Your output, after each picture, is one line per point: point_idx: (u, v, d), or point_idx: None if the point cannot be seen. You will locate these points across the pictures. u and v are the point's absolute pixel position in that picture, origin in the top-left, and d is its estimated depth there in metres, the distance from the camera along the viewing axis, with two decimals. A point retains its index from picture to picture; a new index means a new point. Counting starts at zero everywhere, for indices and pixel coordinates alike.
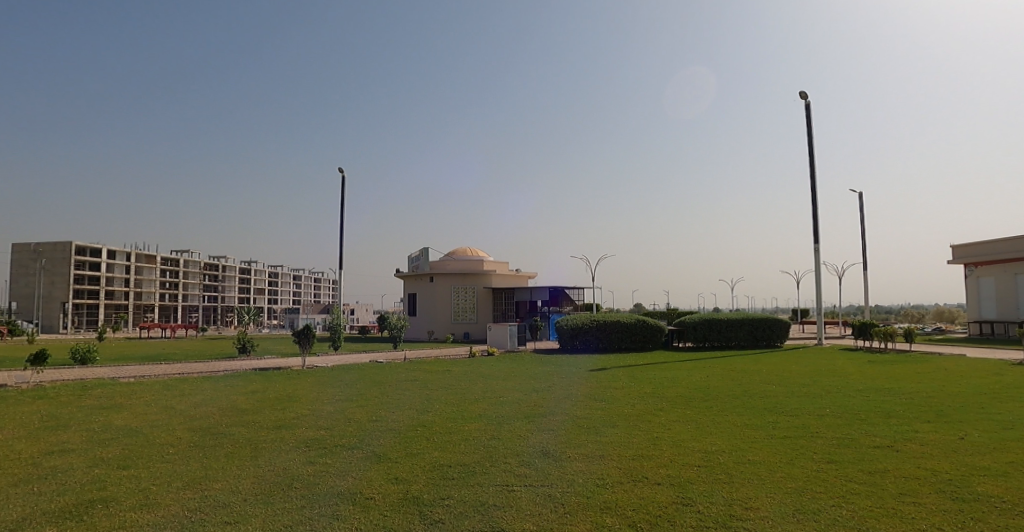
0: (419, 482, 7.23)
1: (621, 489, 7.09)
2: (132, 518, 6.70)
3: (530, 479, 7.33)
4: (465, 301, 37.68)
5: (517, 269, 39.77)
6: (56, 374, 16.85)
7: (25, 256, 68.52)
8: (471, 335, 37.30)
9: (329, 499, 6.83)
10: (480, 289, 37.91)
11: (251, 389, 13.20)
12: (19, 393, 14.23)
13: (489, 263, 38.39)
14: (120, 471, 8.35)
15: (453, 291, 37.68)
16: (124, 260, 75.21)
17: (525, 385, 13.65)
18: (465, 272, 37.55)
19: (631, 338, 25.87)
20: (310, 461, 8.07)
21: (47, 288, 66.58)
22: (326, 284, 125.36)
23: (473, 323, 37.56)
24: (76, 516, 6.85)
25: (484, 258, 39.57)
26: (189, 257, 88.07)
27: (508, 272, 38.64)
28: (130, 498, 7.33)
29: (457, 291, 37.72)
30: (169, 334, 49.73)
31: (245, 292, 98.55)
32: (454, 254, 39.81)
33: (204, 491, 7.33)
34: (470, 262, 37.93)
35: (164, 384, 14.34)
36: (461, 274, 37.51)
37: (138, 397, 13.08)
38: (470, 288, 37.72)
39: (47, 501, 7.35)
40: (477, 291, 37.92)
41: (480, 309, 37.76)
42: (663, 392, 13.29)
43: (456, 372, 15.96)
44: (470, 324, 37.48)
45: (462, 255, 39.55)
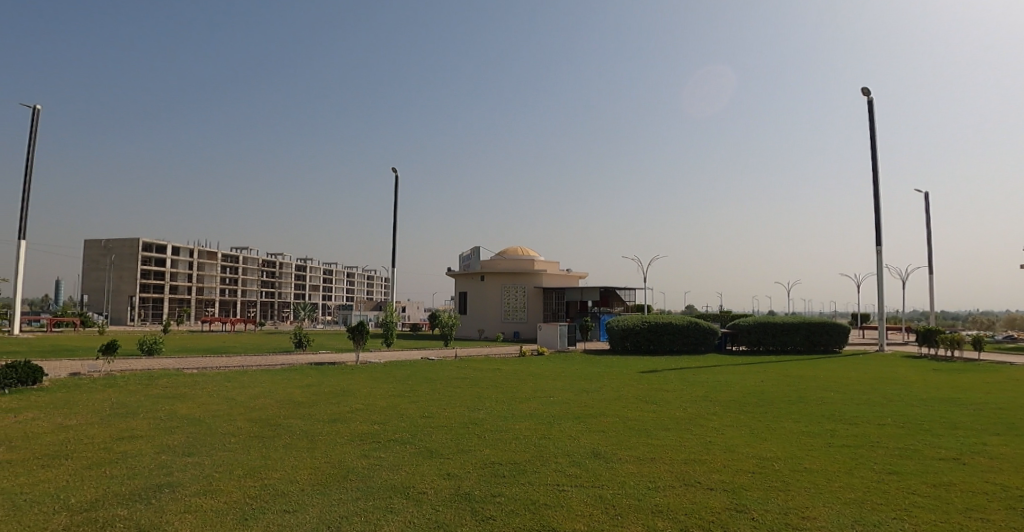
0: (471, 479, 7.29)
1: (673, 492, 6.99)
2: (196, 503, 6.99)
3: (581, 480, 7.30)
4: (516, 300, 37.77)
5: (568, 269, 39.54)
6: (125, 364, 17.70)
7: (95, 252, 72.15)
8: (522, 334, 37.35)
9: (383, 491, 6.96)
10: (531, 288, 37.85)
11: (306, 383, 13.54)
12: (92, 381, 14.98)
13: (540, 263, 38.29)
14: (185, 458, 8.73)
15: (504, 290, 37.87)
16: (188, 257, 78.41)
17: (574, 385, 13.55)
18: (515, 271, 37.65)
19: (682, 340, 25.50)
20: (364, 454, 8.23)
21: (116, 282, 70.30)
22: (379, 282, 127.92)
23: (524, 322, 37.61)
24: (145, 499, 7.21)
25: (535, 257, 39.53)
26: (247, 254, 90.76)
27: (559, 271, 38.54)
28: (195, 483, 7.65)
29: (508, 290, 37.88)
30: (230, 329, 51.67)
31: (301, 287, 101.36)
32: (505, 253, 39.87)
33: (263, 480, 7.60)
34: (521, 261, 37.98)
35: (225, 376, 14.87)
36: (512, 273, 37.61)
37: (201, 387, 13.63)
38: (521, 287, 37.80)
39: (118, 483, 7.76)
40: (528, 290, 37.88)
41: (532, 309, 37.77)
42: (717, 397, 13.01)
43: (507, 370, 16.03)
44: (521, 323, 37.48)
45: (513, 254, 39.62)
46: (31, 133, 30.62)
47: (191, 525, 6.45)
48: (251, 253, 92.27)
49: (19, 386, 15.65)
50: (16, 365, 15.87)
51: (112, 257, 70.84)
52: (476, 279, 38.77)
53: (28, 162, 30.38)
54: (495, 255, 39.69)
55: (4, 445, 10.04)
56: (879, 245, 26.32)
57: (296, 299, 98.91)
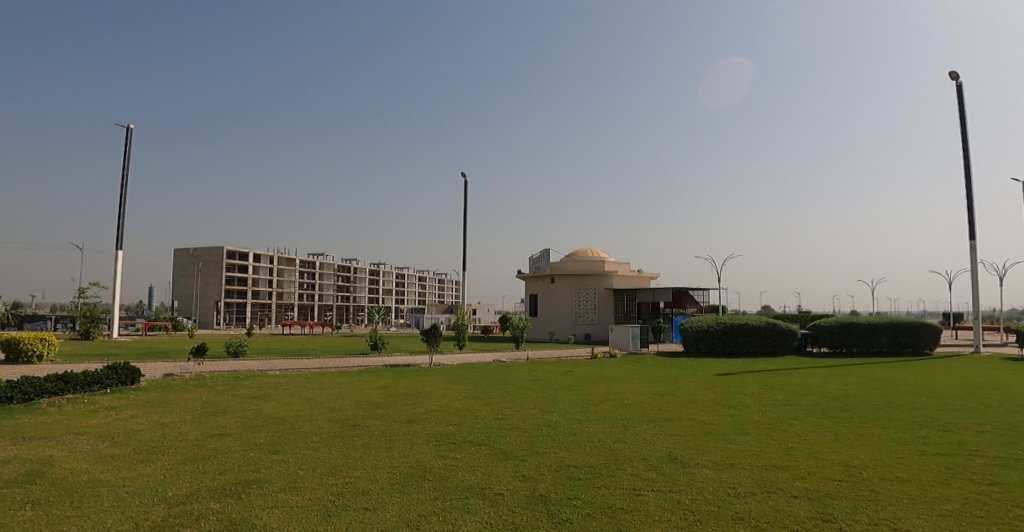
0: (547, 481, 7.29)
1: (754, 499, 6.77)
2: (283, 498, 7.30)
3: (658, 484, 7.18)
4: (586, 302, 37.60)
5: (639, 270, 39.01)
6: (214, 365, 18.68)
7: (184, 260, 76.55)
8: (593, 336, 37.12)
9: (461, 492, 7.05)
10: (602, 289, 37.58)
11: (382, 384, 13.90)
12: (185, 381, 15.90)
13: (611, 264, 37.91)
14: (271, 455, 9.13)
15: (574, 292, 37.78)
16: (269, 263, 82.07)
17: (647, 388, 13.35)
18: (585, 273, 37.46)
19: (760, 342, 24.66)
20: (441, 455, 8.36)
21: (203, 288, 74.41)
22: (450, 286, 129.95)
23: (595, 324, 37.38)
24: (235, 494, 7.58)
25: (606, 258, 39.16)
26: (323, 259, 94.05)
27: (630, 272, 38.06)
28: (282, 479, 7.98)
29: (578, 292, 37.76)
30: (310, 332, 53.70)
31: (375, 291, 104.25)
32: (575, 254, 39.72)
33: (345, 478, 7.85)
34: (591, 263, 37.75)
35: (306, 376, 15.47)
36: (582, 275, 37.46)
37: (284, 387, 14.22)
38: (591, 288, 37.61)
39: (211, 478, 8.19)
40: (599, 292, 37.61)
41: (602, 310, 37.50)
42: (798, 400, 12.51)
43: (579, 372, 15.95)
44: (591, 325, 37.28)
45: (583, 255, 39.39)
46: (126, 150, 32.85)
47: (278, 519, 6.73)
48: (328, 259, 95.63)
49: (119, 385, 16.79)
50: (117, 366, 17.04)
51: (199, 264, 74.95)
52: (546, 281, 38.80)
53: (124, 175, 32.62)
54: (565, 257, 39.61)
55: (108, 441, 10.78)
56: (974, 239, 24.62)
57: (370, 303, 101.75)
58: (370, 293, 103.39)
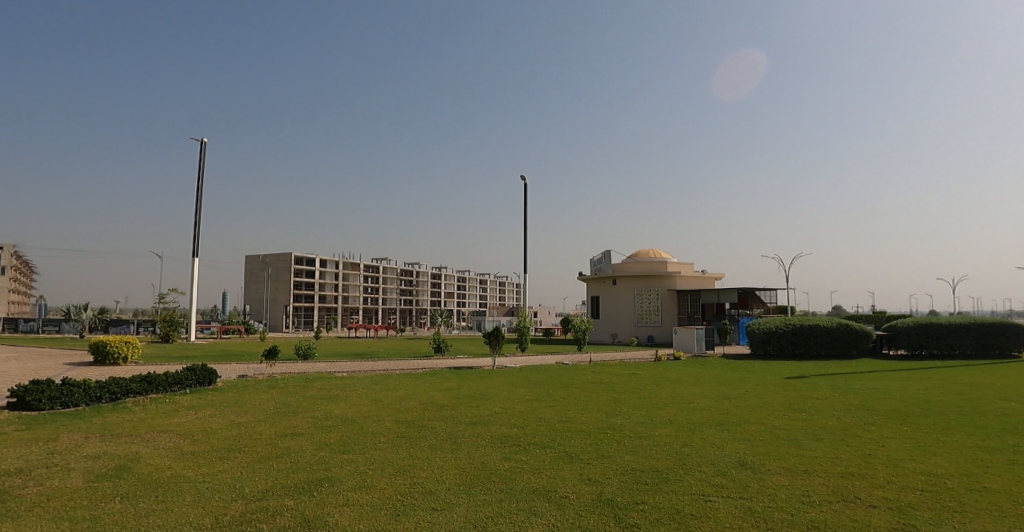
0: (613, 485, 7.23)
1: (830, 508, 6.53)
2: (354, 497, 7.51)
3: (728, 490, 7.01)
4: (649, 303, 37.11)
5: (703, 270, 38.22)
6: (285, 367, 19.40)
7: (255, 266, 79.78)
8: (656, 338, 36.60)
9: (527, 494, 7.08)
10: (665, 291, 37.00)
11: (446, 386, 14.12)
12: (258, 382, 16.58)
13: (673, 265, 37.26)
14: (341, 454, 9.41)
15: (636, 294, 37.35)
16: (334, 268, 84.55)
17: (714, 391, 13.06)
18: (647, 274, 36.99)
19: (831, 344, 23.75)
20: (506, 456, 8.42)
21: (273, 293, 77.31)
22: (511, 289, 130.44)
23: (658, 326, 36.84)
24: (308, 492, 7.84)
25: (669, 258, 38.54)
26: (386, 264, 96.15)
27: (694, 273, 37.33)
28: (352, 479, 8.21)
29: (641, 293, 37.32)
30: (375, 335, 55.02)
31: (436, 295, 105.79)
32: (636, 255, 39.27)
33: (413, 478, 8.00)
34: (653, 264, 37.25)
35: (373, 378, 15.87)
36: (644, 276, 37.00)
37: (352, 389, 14.62)
38: (654, 290, 37.09)
39: (286, 476, 8.51)
40: (662, 292, 37.06)
41: (666, 312, 36.92)
42: (876, 405, 11.97)
43: (643, 375, 15.76)
44: (654, 326, 36.77)
45: (645, 256, 38.88)
46: (201, 162, 34.51)
47: (349, 517, 6.93)
48: (391, 264, 97.72)
49: (198, 386, 17.66)
50: (195, 368, 17.91)
51: (269, 270, 77.90)
52: (608, 282, 38.53)
53: (199, 186, 34.28)
54: (627, 258, 39.21)
55: (189, 438, 11.35)
56: None
57: (432, 306, 103.31)
58: (432, 297, 104.99)
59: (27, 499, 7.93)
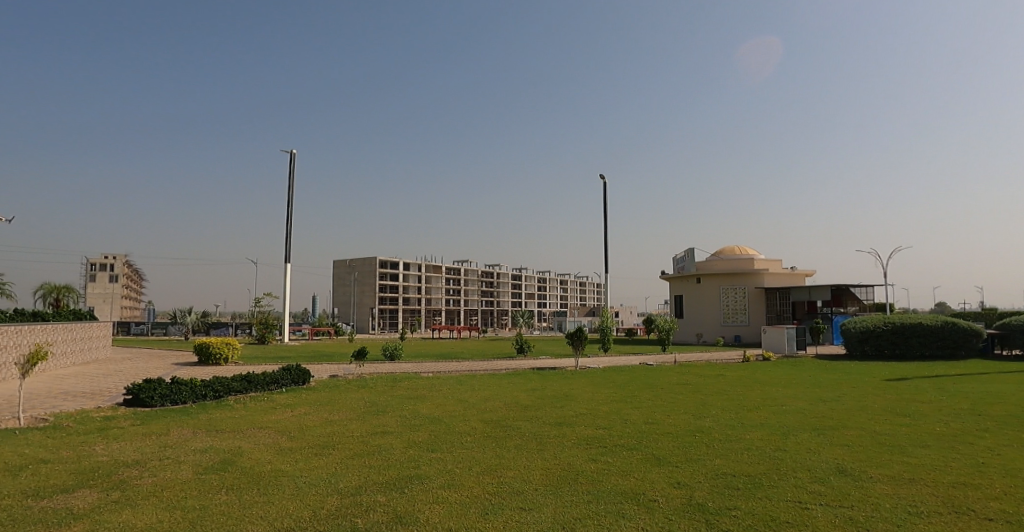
0: (704, 489, 7.11)
1: (940, 520, 6.16)
2: (443, 495, 7.72)
3: (827, 498, 6.74)
4: (735, 302, 36.00)
5: (793, 267, 36.69)
6: (373, 367, 20.12)
7: (342, 271, 83.14)
8: (743, 338, 35.46)
9: (615, 496, 7.07)
10: (752, 289, 35.79)
11: (530, 386, 14.24)
12: (349, 382, 17.29)
13: (761, 262, 35.97)
14: (430, 453, 9.69)
15: (722, 292, 36.33)
16: (417, 271, 86.82)
17: (808, 394, 12.53)
18: (733, 272, 35.92)
19: (936, 343, 22.26)
20: (592, 458, 8.43)
21: (360, 296, 80.26)
22: (592, 289, 129.53)
23: (746, 325, 35.70)
24: (400, 488, 8.12)
25: (755, 255, 37.28)
26: (467, 266, 97.79)
27: (783, 270, 35.91)
28: (440, 477, 8.44)
29: (726, 292, 36.27)
30: (459, 336, 56.10)
31: (517, 296, 106.58)
32: (721, 253, 38.22)
33: (499, 478, 8.13)
34: (739, 261, 36.13)
35: (458, 378, 16.22)
36: (730, 274, 35.95)
37: (438, 389, 14.99)
38: (740, 288, 35.96)
39: (377, 473, 8.84)
40: (749, 291, 35.88)
41: (753, 311, 35.72)
42: (989, 410, 11.13)
43: (731, 376, 15.33)
44: (742, 326, 35.66)
45: (731, 253, 37.77)
46: (291, 172, 36.30)
47: (439, 514, 7.14)
48: (472, 266, 99.29)
49: (293, 385, 18.59)
50: (290, 368, 18.88)
51: (356, 274, 80.93)
52: (692, 280, 37.69)
53: (290, 195, 36.08)
54: (711, 256, 38.23)
55: (286, 435, 11.99)
56: None
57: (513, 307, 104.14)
58: (513, 298, 105.83)
59: (144, 488, 8.62)
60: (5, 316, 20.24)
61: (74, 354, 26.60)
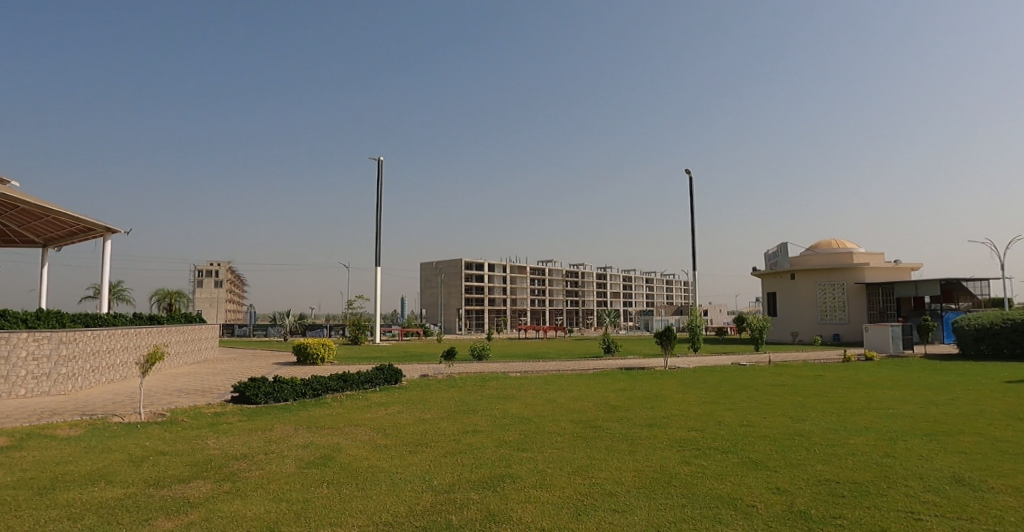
0: (805, 496, 6.89)
1: None
2: (535, 494, 7.86)
3: (942, 509, 6.38)
4: (833, 299, 34.33)
5: (897, 260, 34.57)
6: (462, 367, 20.59)
7: (429, 273, 85.38)
8: (843, 337, 33.76)
9: (710, 501, 6.97)
10: (852, 285, 34.01)
11: (618, 387, 14.17)
12: (440, 381, 17.80)
13: (861, 256, 34.14)
14: (520, 452, 9.86)
15: (819, 289, 34.74)
16: (502, 272, 87.85)
17: (918, 396, 11.83)
18: (830, 267, 34.29)
19: None
20: (685, 461, 8.32)
21: (447, 297, 82.13)
22: (678, 287, 126.53)
23: (846, 324, 33.97)
24: (492, 487, 8.33)
25: (855, 249, 35.39)
26: (551, 266, 98.00)
27: (886, 264, 33.91)
28: (532, 476, 8.58)
29: (823, 289, 34.66)
30: (545, 336, 56.35)
31: (602, 295, 105.69)
32: (817, 247, 36.54)
33: (591, 478, 8.19)
34: (837, 256, 34.43)
35: (546, 379, 16.36)
36: (827, 270, 34.33)
37: (526, 389, 15.20)
38: (839, 284, 34.25)
39: (470, 471, 9.10)
40: (848, 287, 34.12)
41: (854, 308, 33.93)
42: None
43: (831, 377, 14.67)
44: (841, 324, 33.96)
45: (827, 247, 36.05)
46: (379, 178, 37.64)
47: (532, 514, 7.27)
48: (556, 265, 99.37)
49: (386, 384, 19.33)
50: (383, 368, 19.63)
51: (443, 275, 82.85)
52: (785, 277, 36.20)
53: (379, 200, 37.42)
54: (806, 250, 36.62)
55: (382, 432, 12.51)
56: None
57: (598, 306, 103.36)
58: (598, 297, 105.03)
59: (253, 480, 9.25)
60: (126, 319, 22.13)
61: (187, 354, 28.71)
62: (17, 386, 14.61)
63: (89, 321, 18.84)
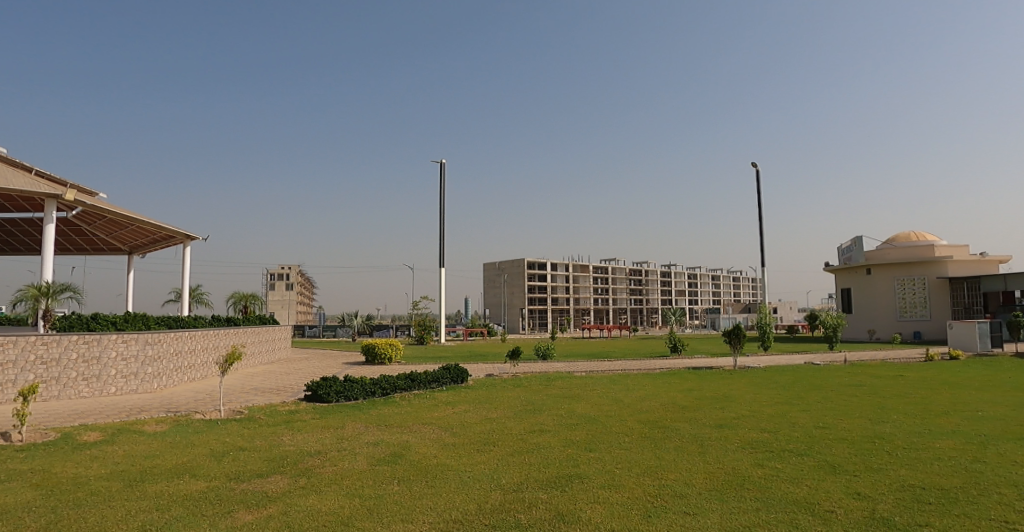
0: (889, 502, 6.66)
1: None
2: (605, 495, 7.88)
3: None
4: (913, 295, 32.71)
5: (984, 253, 32.61)
6: (527, 366, 20.74)
7: (493, 273, 86.22)
8: (925, 335, 32.10)
9: (786, 505, 6.83)
10: (934, 279, 32.32)
11: (686, 387, 13.98)
12: (506, 381, 18.00)
13: (944, 249, 32.40)
14: (588, 452, 9.89)
15: (897, 284, 33.19)
16: (565, 271, 87.71)
17: (1011, 398, 11.17)
18: (909, 261, 32.70)
19: None
20: (759, 463, 8.16)
21: (510, 297, 82.68)
22: (746, 283, 122.97)
23: (927, 320, 32.30)
24: (561, 487, 8.41)
25: (936, 241, 33.61)
26: (614, 264, 97.16)
27: (971, 257, 32.05)
28: (600, 477, 8.61)
29: (902, 284, 33.08)
30: (610, 335, 55.96)
31: (667, 293, 103.93)
32: (894, 240, 34.90)
33: (661, 480, 8.15)
34: (917, 249, 32.81)
35: (611, 378, 16.30)
36: (905, 264, 32.76)
37: (592, 388, 15.19)
38: (918, 279, 32.63)
39: (538, 471, 9.20)
40: (929, 282, 32.44)
41: (936, 304, 32.23)
42: None
43: (913, 377, 14.02)
44: (922, 321, 32.32)
45: (906, 240, 34.38)
46: (443, 181, 38.29)
47: (601, 514, 7.31)
48: (619, 264, 98.40)
49: (453, 383, 19.68)
50: (450, 368, 20.00)
51: (506, 276, 83.44)
52: (861, 272, 34.87)
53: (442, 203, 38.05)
54: (882, 244, 35.04)
55: (450, 430, 12.78)
56: None
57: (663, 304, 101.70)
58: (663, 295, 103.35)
59: (328, 476, 9.65)
60: (206, 321, 23.35)
61: (262, 354, 30.02)
62: (108, 385, 15.68)
63: (172, 323, 20.00)
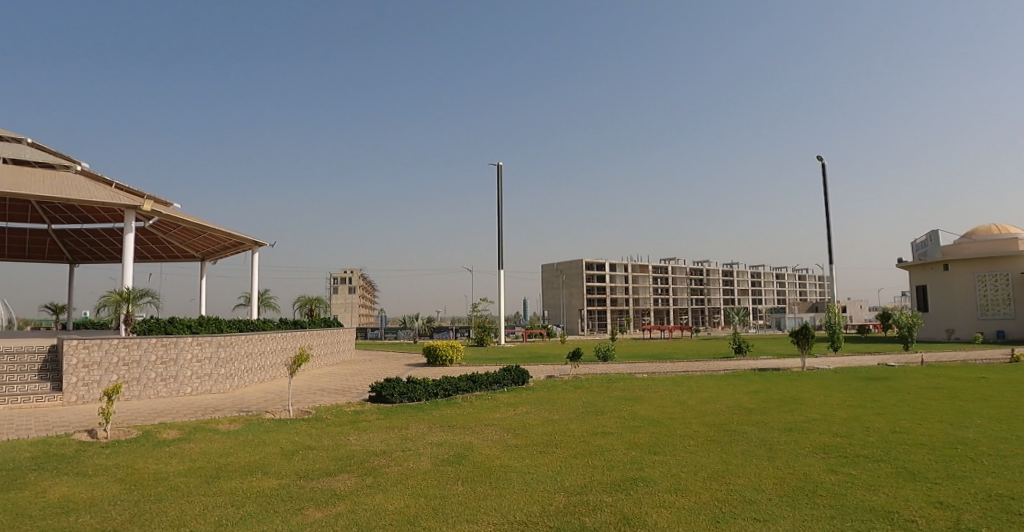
0: (975, 512, 6.40)
1: None
2: (671, 499, 7.85)
3: None
4: (996, 291, 30.94)
5: None
6: (588, 368, 20.72)
7: (551, 274, 86.23)
8: (1009, 334, 30.31)
9: (863, 513, 6.65)
10: (1018, 275, 30.50)
11: (752, 388, 13.70)
12: (567, 382, 18.04)
13: None
14: (652, 455, 9.85)
15: (977, 280, 31.47)
16: (624, 271, 86.84)
17: None
18: (990, 255, 30.97)
19: None
20: (832, 469, 7.96)
21: (568, 298, 82.46)
22: (813, 281, 118.75)
23: (1012, 318, 30.49)
24: (626, 490, 8.42)
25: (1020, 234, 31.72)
26: (674, 264, 95.56)
27: None
28: (666, 480, 8.57)
29: (983, 280, 31.35)
30: (670, 336, 55.11)
31: (730, 292, 101.43)
32: (973, 234, 33.13)
33: (729, 484, 8.06)
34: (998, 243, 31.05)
35: (674, 380, 16.14)
36: (986, 259, 31.04)
37: (654, 390, 15.07)
38: (1001, 274, 30.86)
39: (601, 473, 9.23)
40: (1013, 277, 30.64)
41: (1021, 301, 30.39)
42: None
43: (998, 379, 13.32)
44: (1006, 319, 30.53)
45: (986, 233, 32.57)
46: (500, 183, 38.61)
47: (667, 519, 7.30)
48: (679, 263, 96.72)
49: (514, 385, 19.87)
50: (510, 369, 20.18)
51: (564, 276, 83.27)
52: (938, 268, 33.23)
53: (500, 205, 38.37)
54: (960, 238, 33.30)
55: (512, 432, 12.93)
56: None
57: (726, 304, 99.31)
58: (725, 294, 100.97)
59: (394, 475, 9.95)
60: (274, 324, 24.32)
61: (327, 356, 31.01)
62: (184, 385, 16.57)
63: (243, 326, 20.93)
